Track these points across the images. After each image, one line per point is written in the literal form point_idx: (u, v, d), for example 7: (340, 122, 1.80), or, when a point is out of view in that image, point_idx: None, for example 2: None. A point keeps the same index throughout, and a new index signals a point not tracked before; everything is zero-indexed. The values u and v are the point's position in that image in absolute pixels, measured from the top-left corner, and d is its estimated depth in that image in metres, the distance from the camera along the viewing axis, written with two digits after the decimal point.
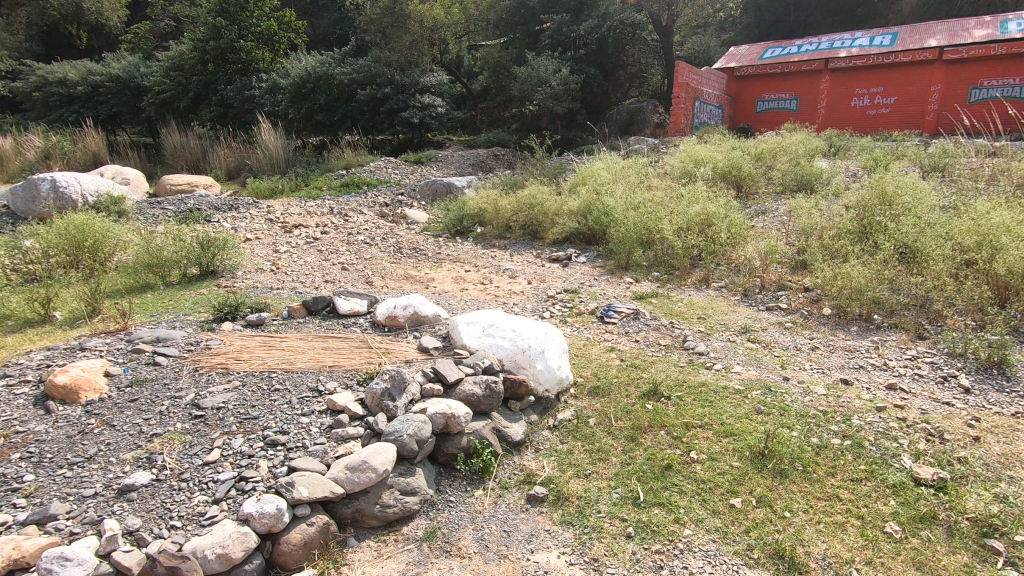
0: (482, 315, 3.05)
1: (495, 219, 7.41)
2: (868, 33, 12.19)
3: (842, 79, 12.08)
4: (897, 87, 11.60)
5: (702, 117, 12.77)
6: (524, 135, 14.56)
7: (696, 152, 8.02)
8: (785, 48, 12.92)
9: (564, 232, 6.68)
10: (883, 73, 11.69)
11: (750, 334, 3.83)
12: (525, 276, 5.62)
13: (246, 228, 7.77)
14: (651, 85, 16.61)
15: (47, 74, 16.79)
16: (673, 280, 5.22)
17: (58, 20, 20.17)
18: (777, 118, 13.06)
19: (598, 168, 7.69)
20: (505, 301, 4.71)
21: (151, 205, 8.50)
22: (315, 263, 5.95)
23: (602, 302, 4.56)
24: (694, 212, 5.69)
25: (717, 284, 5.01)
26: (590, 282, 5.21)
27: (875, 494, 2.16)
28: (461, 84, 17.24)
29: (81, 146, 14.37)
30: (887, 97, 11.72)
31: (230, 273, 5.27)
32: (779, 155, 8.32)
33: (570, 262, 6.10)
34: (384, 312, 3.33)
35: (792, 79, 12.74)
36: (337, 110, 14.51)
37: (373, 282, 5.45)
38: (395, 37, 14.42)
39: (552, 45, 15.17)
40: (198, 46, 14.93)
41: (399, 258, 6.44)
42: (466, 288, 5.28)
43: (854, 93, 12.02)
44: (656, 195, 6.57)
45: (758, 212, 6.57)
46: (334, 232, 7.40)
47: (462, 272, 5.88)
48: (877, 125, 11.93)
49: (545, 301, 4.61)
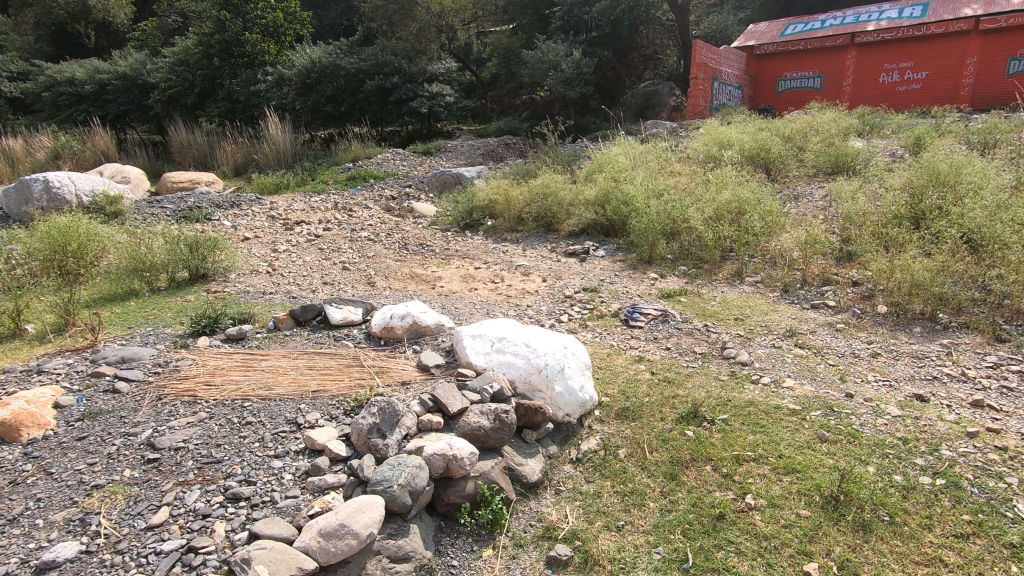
0: (490, 326, 2.62)
1: (506, 211, 6.98)
2: (897, 4, 11.45)
3: (870, 54, 11.34)
4: (929, 61, 10.85)
5: (722, 99, 12.11)
6: (535, 122, 14.06)
7: (720, 134, 7.49)
8: (807, 23, 12.18)
9: (580, 223, 6.22)
10: (914, 47, 10.94)
11: (797, 339, 3.36)
12: (539, 273, 5.17)
13: (247, 226, 7.44)
14: (666, 67, 15.94)
15: (55, 73, 16.61)
16: (703, 274, 4.76)
17: (65, 19, 20.00)
18: (800, 98, 12.33)
19: (615, 154, 7.19)
20: (518, 303, 4.28)
21: (151, 204, 8.21)
22: (315, 263, 5.58)
23: (626, 302, 4.12)
24: (725, 200, 5.18)
25: (752, 280, 4.53)
26: (610, 279, 4.76)
27: (989, 557, 1.73)
28: (470, 72, 16.75)
29: (89, 145, 14.23)
30: (918, 72, 10.97)
31: (223, 276, 4.92)
32: (811, 135, 7.75)
33: (587, 255, 5.66)
34: (380, 323, 2.93)
35: (815, 56, 12.00)
36: (345, 102, 14.14)
37: (375, 283, 5.05)
38: (402, 24, 13.95)
39: (564, 28, 14.61)
40: (203, 40, 14.62)
41: (405, 255, 6.04)
42: (475, 288, 4.86)
43: (882, 68, 11.28)
44: (679, 182, 6.09)
45: (791, 196, 6.05)
46: (337, 228, 7.03)
47: (471, 269, 5.47)
48: (908, 101, 11.18)
49: (562, 302, 4.17)
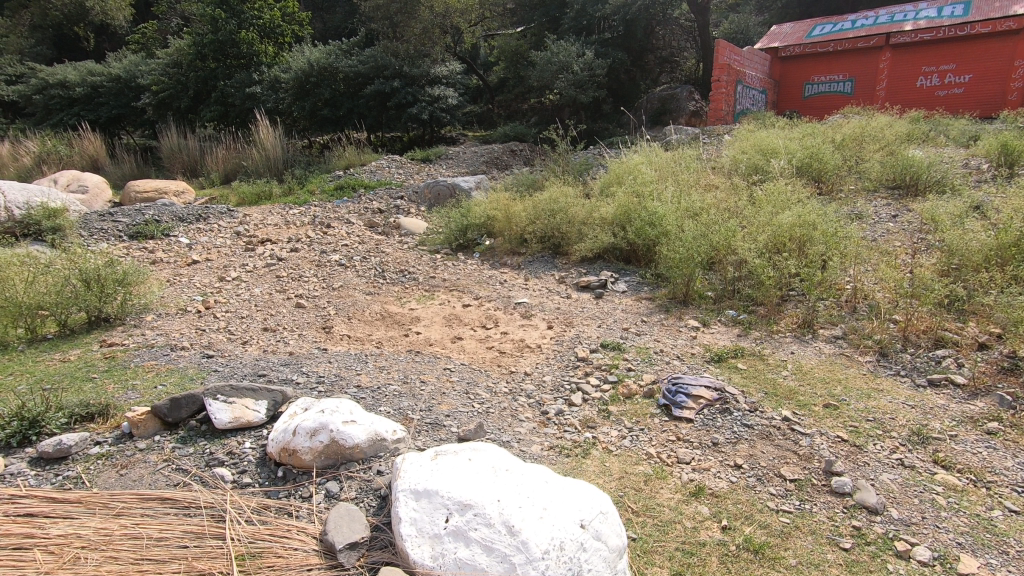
0: (449, 474, 1.50)
1: (507, 230, 5.89)
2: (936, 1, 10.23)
3: (906, 56, 10.14)
4: (973, 63, 9.63)
5: (746, 103, 10.90)
6: (544, 128, 12.96)
7: (761, 139, 6.34)
8: (836, 22, 10.93)
9: (595, 247, 5.10)
10: (959, 47, 9.70)
11: (935, 451, 2.20)
12: (542, 315, 4.07)
13: (205, 245, 6.39)
14: (684, 69, 14.79)
15: (46, 75, 15.68)
16: (759, 323, 3.65)
17: (62, 21, 19.14)
18: (828, 104, 11.07)
19: (637, 162, 6.04)
20: (512, 366, 3.13)
21: (102, 216, 7.21)
22: (266, 297, 4.50)
23: (663, 371, 2.97)
24: (785, 222, 4.02)
25: (829, 333, 3.40)
26: (637, 328, 3.65)
27: None
28: (476, 75, 15.71)
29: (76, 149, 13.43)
30: (960, 75, 9.76)
31: (136, 318, 3.83)
32: (866, 144, 6.59)
33: (604, 289, 4.53)
34: (277, 442, 1.81)
35: (846, 57, 10.73)
36: (342, 105, 13.10)
37: (330, 326, 3.91)
38: (405, 25, 12.95)
39: (576, 29, 13.55)
40: (196, 40, 13.67)
41: (379, 286, 4.93)
42: (459, 339, 3.72)
43: (920, 71, 10.07)
44: (718, 197, 4.97)
45: (855, 217, 4.91)
46: (306, 249, 5.95)
47: (459, 307, 4.37)
48: (949, 107, 9.99)
49: (573, 369, 3.02)
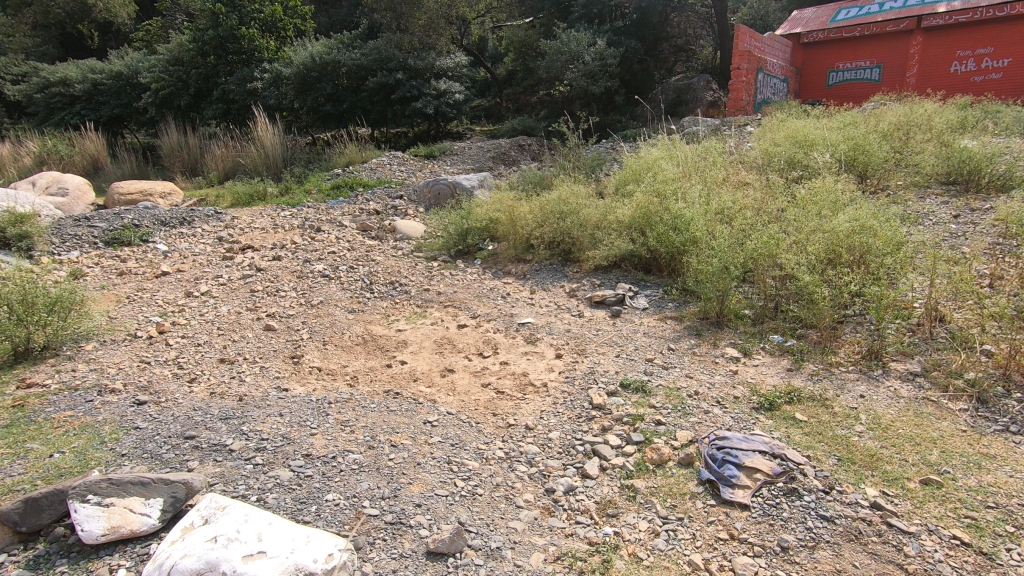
0: None
1: (512, 234, 5.26)
2: None
3: (939, 39, 9.31)
4: (1013, 45, 8.79)
5: (768, 92, 10.08)
6: (554, 121, 12.29)
7: (795, 130, 5.65)
8: (863, 5, 10.10)
9: (610, 254, 4.47)
10: (998, 28, 8.87)
11: None
12: (550, 340, 3.45)
13: (183, 253, 5.85)
14: (700, 58, 14.02)
15: (45, 73, 15.24)
16: (813, 351, 3.02)
17: (65, 19, 18.66)
18: (854, 93, 10.22)
19: (656, 158, 5.38)
20: (511, 414, 2.51)
21: (78, 221, 6.68)
22: (234, 317, 3.92)
23: (701, 425, 2.34)
24: (839, 228, 3.35)
25: (905, 368, 2.76)
26: (665, 359, 3.03)
27: None
28: (484, 68, 15.07)
29: (79, 147, 12.93)
30: (999, 59, 8.93)
31: (70, 348, 3.28)
32: (912, 133, 5.87)
33: (622, 306, 3.90)
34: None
35: (873, 42, 9.88)
36: (345, 100, 12.49)
37: (299, 355, 3.31)
38: (410, 16, 12.37)
39: (587, 17, 12.86)
40: (196, 35, 13.13)
41: (364, 302, 4.33)
42: (450, 373, 3.10)
43: (954, 55, 9.24)
44: (752, 197, 4.33)
45: (911, 218, 4.21)
46: (289, 257, 5.38)
47: (452, 329, 3.76)
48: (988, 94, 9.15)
49: (587, 421, 2.40)
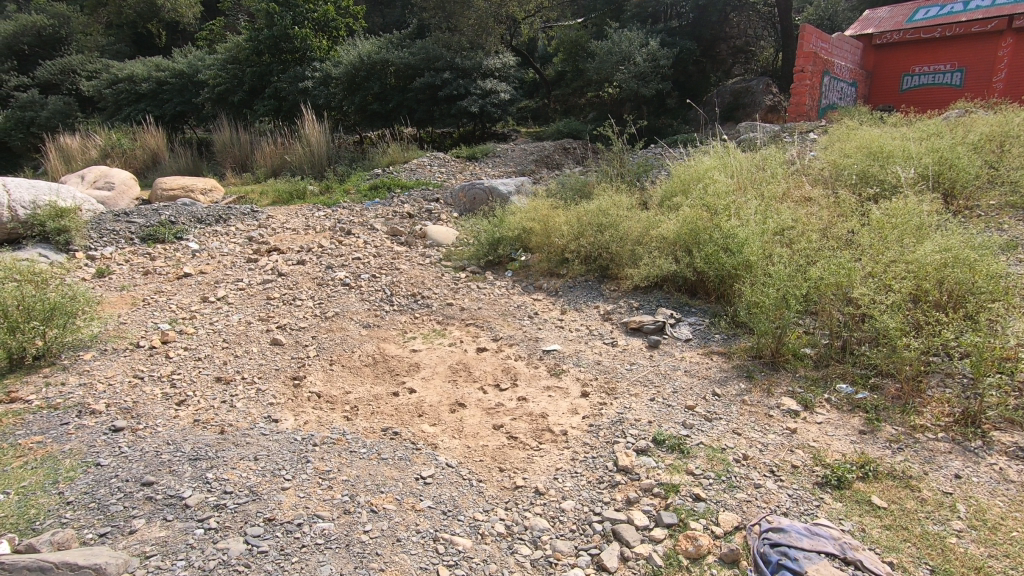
0: None
1: (546, 246, 4.87)
2: None
3: None
4: None
5: (834, 97, 9.30)
6: (601, 124, 11.81)
7: (869, 139, 5.03)
8: (945, 4, 9.16)
9: (652, 274, 4.01)
10: None
11: None
12: (577, 373, 3.06)
13: (213, 253, 5.75)
14: (760, 60, 13.21)
15: (115, 70, 15.87)
16: (890, 408, 2.52)
17: (136, 19, 19.41)
18: (931, 99, 9.29)
19: (708, 167, 4.89)
20: (520, 471, 2.14)
21: (117, 216, 6.68)
22: (244, 327, 3.70)
23: (752, 503, 1.92)
24: (927, 260, 2.82)
25: (1012, 442, 2.25)
26: (711, 407, 2.58)
27: None
28: (532, 69, 14.73)
29: (141, 142, 13.13)
30: None
31: (67, 356, 3.14)
32: (1008, 146, 5.14)
33: (664, 336, 3.44)
34: None
35: (956, 44, 8.95)
36: (392, 99, 12.38)
37: (300, 377, 3.04)
38: (459, 15, 12.15)
39: (640, 16, 12.33)
40: (253, 35, 13.34)
41: (382, 316, 4.05)
42: (460, 408, 2.75)
43: None
44: (817, 218, 3.80)
45: (1011, 247, 3.57)
46: (314, 261, 5.18)
47: (470, 353, 3.41)
48: None
49: (609, 489, 2.01)
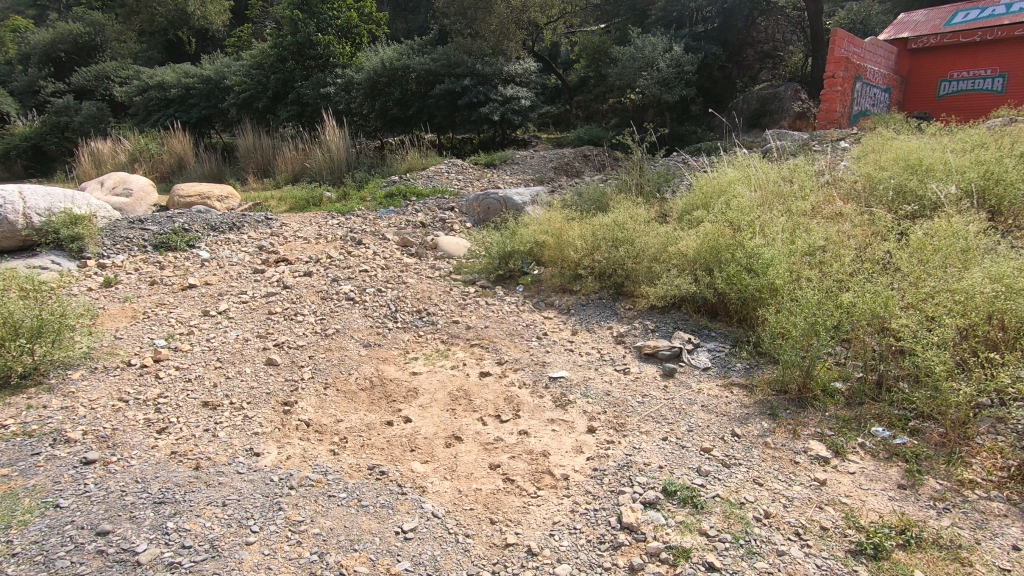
0: None
1: (559, 260, 4.66)
2: None
3: None
4: None
5: (866, 104, 8.89)
6: (622, 131, 11.55)
7: (907, 150, 4.69)
8: (986, 6, 8.69)
9: (670, 293, 3.75)
10: None
11: None
12: (583, 404, 2.84)
13: (222, 262, 5.68)
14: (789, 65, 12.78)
15: (145, 76, 16.16)
16: (934, 458, 2.25)
17: (167, 27, 19.76)
18: (970, 106, 8.80)
19: (732, 179, 4.62)
20: (506, 524, 1.96)
21: (132, 222, 6.68)
22: (240, 344, 3.58)
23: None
24: (976, 291, 2.53)
25: None
26: (731, 452, 2.32)
27: None
28: (554, 74, 14.55)
29: (167, 146, 13.35)
30: None
31: (55, 374, 3.04)
32: None
33: (681, 363, 3.19)
34: None
35: (998, 48, 8.46)
36: (412, 105, 12.29)
37: (291, 402, 2.88)
38: (481, 21, 12.02)
39: (665, 21, 12.05)
40: (277, 41, 13.43)
41: (384, 333, 3.88)
42: (456, 442, 2.54)
43: None
44: (849, 237, 3.51)
45: None
46: (321, 273, 5.05)
47: (472, 377, 3.21)
48: None
49: (605, 552, 1.82)
